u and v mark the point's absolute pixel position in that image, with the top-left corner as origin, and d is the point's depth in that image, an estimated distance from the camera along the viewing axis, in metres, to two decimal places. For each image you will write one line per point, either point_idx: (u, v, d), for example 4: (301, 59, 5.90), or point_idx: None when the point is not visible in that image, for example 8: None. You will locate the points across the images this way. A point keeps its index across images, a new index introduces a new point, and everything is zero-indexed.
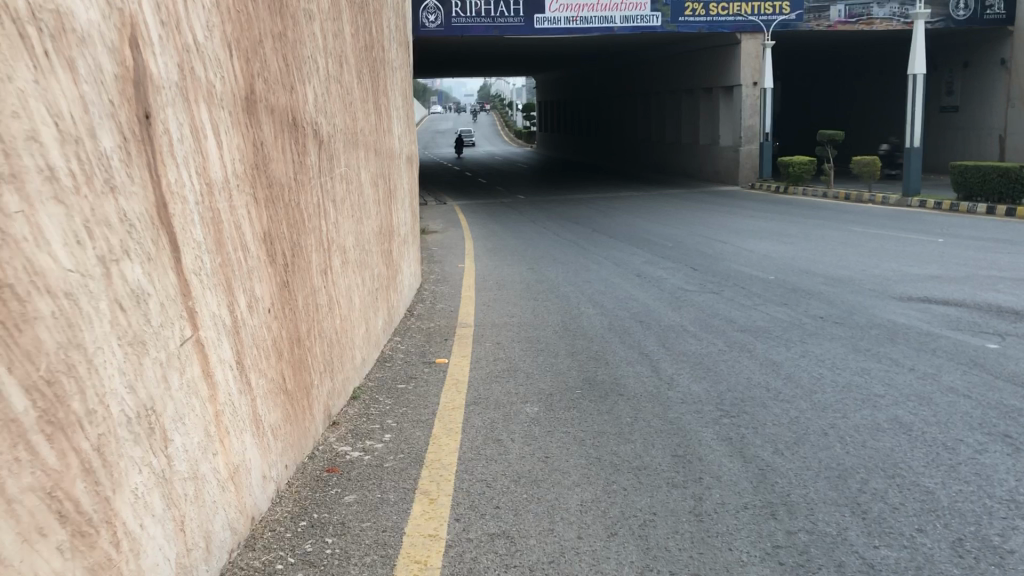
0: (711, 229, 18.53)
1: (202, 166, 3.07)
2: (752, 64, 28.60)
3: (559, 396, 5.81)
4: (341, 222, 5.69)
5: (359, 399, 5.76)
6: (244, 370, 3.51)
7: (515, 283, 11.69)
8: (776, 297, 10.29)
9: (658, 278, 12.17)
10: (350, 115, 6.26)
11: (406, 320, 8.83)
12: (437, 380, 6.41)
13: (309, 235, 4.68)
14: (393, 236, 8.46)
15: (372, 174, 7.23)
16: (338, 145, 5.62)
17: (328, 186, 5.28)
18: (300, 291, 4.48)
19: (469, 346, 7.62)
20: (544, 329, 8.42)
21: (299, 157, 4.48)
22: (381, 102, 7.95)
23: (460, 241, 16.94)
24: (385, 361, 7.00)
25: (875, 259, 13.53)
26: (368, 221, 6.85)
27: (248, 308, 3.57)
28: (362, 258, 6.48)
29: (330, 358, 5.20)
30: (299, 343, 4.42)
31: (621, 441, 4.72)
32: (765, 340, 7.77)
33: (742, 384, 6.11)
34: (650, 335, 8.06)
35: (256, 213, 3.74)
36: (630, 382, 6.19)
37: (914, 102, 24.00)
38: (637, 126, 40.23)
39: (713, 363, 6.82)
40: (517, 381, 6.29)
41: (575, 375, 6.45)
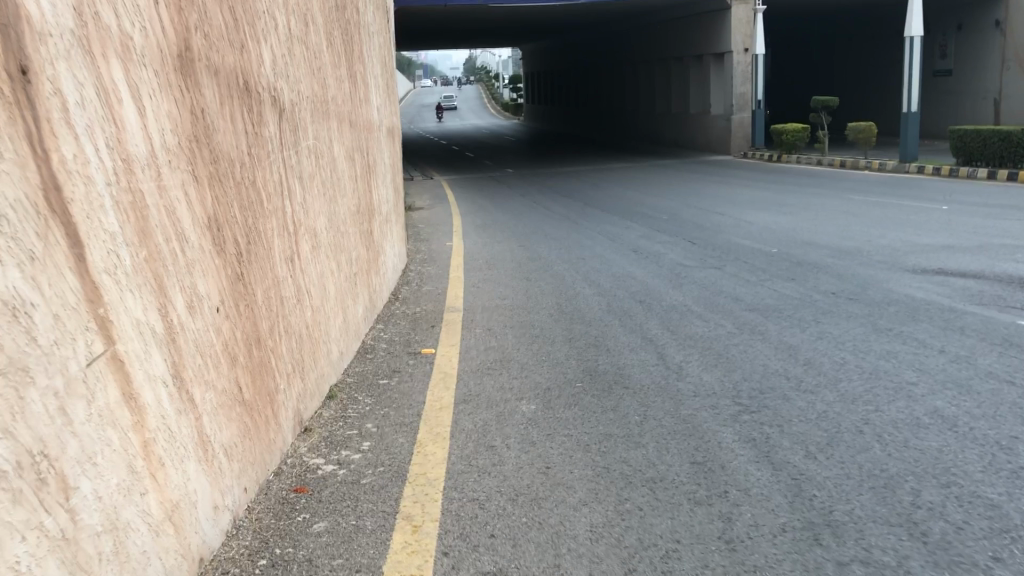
0: (707, 200, 17.94)
1: (116, 138, 2.46)
2: (743, 30, 28.13)
3: (557, 391, 5.24)
4: (311, 204, 5.08)
5: (336, 400, 5.18)
6: (186, 387, 2.93)
7: (505, 262, 11.09)
8: (782, 272, 9.72)
9: (656, 253, 11.58)
10: (319, 82, 5.62)
11: (390, 306, 8.23)
12: (423, 374, 5.84)
13: (268, 217, 4.06)
14: (374, 214, 7.83)
15: (348, 149, 6.59)
16: (304, 115, 4.99)
17: (293, 162, 4.66)
18: (260, 283, 3.89)
19: (457, 333, 7.05)
20: (538, 312, 7.84)
21: (255, 129, 3.87)
22: (356, 69, 7.29)
23: (447, 217, 16.29)
24: (366, 352, 6.42)
25: (879, 228, 12.99)
26: (343, 200, 6.22)
27: (188, 310, 2.98)
28: (337, 242, 5.87)
29: (300, 356, 4.62)
30: (260, 345, 3.84)
31: (631, 446, 4.16)
32: (776, 320, 7.22)
33: (758, 371, 5.55)
34: (652, 317, 7.49)
35: (197, 195, 3.14)
36: (635, 372, 5.63)
37: (911, 66, 23.37)
38: (626, 96, 39.47)
39: (724, 348, 6.25)
40: (511, 374, 5.71)
41: (574, 365, 5.88)
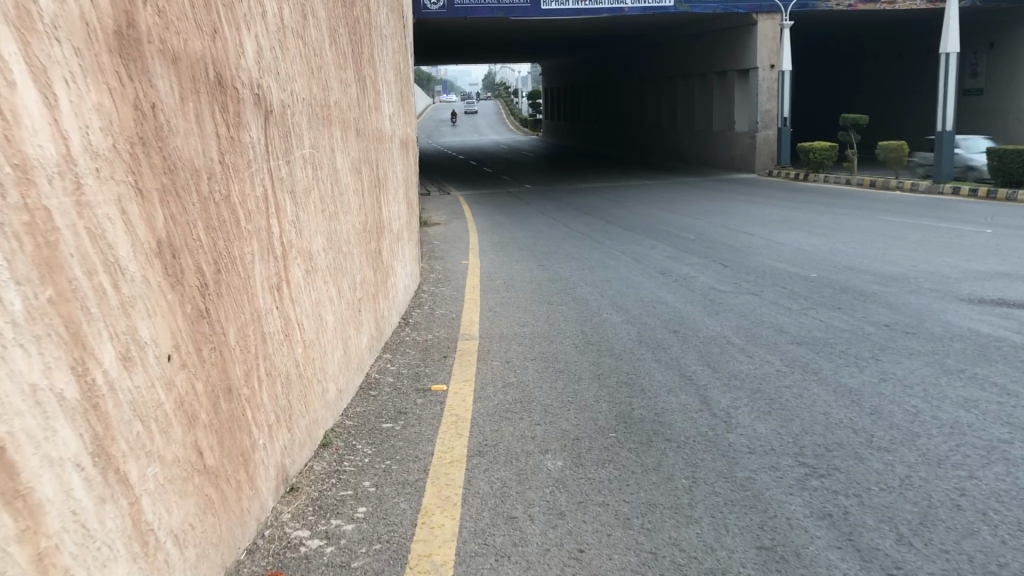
0: (735, 220, 17.19)
1: (2, 135, 1.78)
2: (769, 46, 27.41)
3: (587, 442, 4.52)
4: (306, 224, 4.39)
5: (330, 448, 4.49)
6: (118, 465, 2.23)
7: (524, 284, 10.38)
8: (825, 300, 8.95)
9: (686, 276, 10.84)
10: (321, 84, 4.94)
11: (399, 332, 7.53)
12: (432, 416, 5.12)
13: (246, 240, 3.37)
14: (383, 231, 7.14)
15: (354, 160, 5.92)
16: (299, 120, 4.31)
17: (283, 173, 3.97)
18: (235, 319, 3.21)
19: (471, 366, 6.34)
20: (561, 343, 7.12)
21: (230, 132, 3.20)
22: (366, 74, 6.63)
23: (464, 234, 15.63)
24: (370, 388, 5.71)
25: (923, 252, 12.18)
26: (347, 217, 5.54)
27: (123, 363, 2.29)
28: (338, 265, 5.18)
29: (286, 403, 3.93)
30: (231, 396, 3.15)
31: (681, 523, 3.46)
32: (828, 358, 6.46)
33: (820, 423, 4.81)
34: (690, 350, 6.76)
35: (144, 215, 2.46)
36: (676, 420, 4.90)
37: (946, 84, 22.58)
38: (647, 112, 38.81)
39: (776, 391, 5.50)
40: (534, 417, 5.00)
41: (605, 409, 5.15)
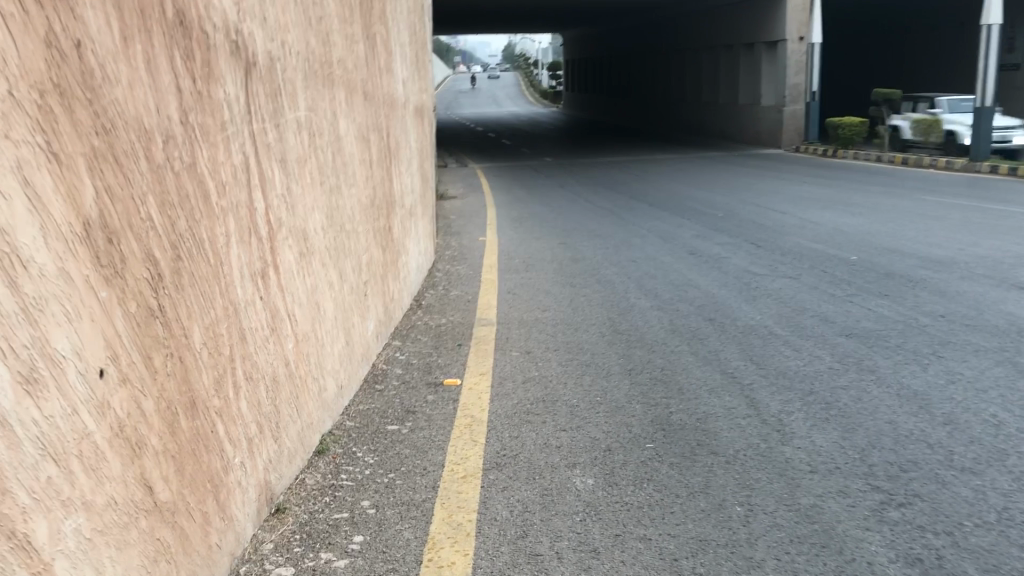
0: (765, 197, 16.47)
1: None
2: (799, 17, 26.63)
3: (621, 455, 3.93)
4: (300, 199, 3.78)
5: (327, 457, 3.92)
6: (16, 525, 1.67)
7: (545, 263, 9.76)
8: (870, 286, 8.28)
9: (717, 256, 10.18)
10: (321, 38, 4.31)
11: (411, 316, 6.94)
12: (444, 418, 4.53)
13: (219, 219, 2.77)
14: (394, 205, 6.54)
15: (361, 126, 5.30)
16: (293, 77, 3.70)
17: (270, 138, 3.36)
18: (201, 317, 2.61)
19: (488, 357, 5.74)
20: (586, 331, 6.50)
21: (196, 86, 2.59)
22: (376, 33, 6.01)
23: (481, 209, 15.03)
24: (376, 381, 5.13)
25: (969, 234, 11.43)
26: (351, 191, 4.93)
27: (26, 389, 1.71)
28: (340, 245, 4.58)
29: (272, 410, 3.34)
30: (195, 412, 2.56)
31: (741, 568, 2.88)
32: (884, 353, 5.83)
33: (888, 435, 4.19)
34: (729, 342, 6.14)
35: (65, 188, 1.87)
36: (722, 429, 4.28)
37: (986, 57, 21.64)
38: (670, 85, 37.89)
39: (831, 394, 4.87)
40: (559, 422, 4.40)
41: (640, 413, 4.55)
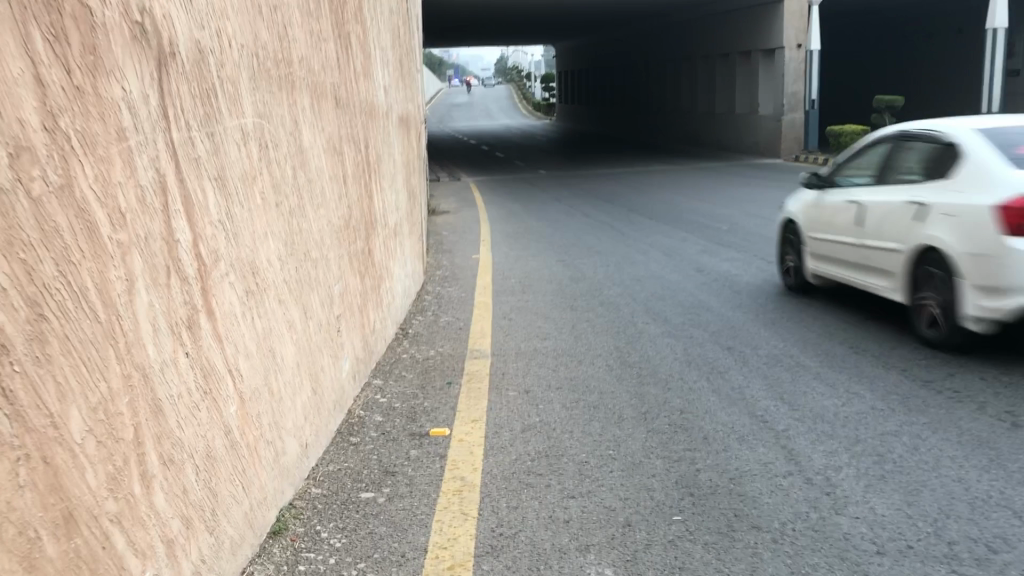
0: (769, 208, 15.81)
1: None
2: (796, 25, 26.14)
3: (642, 533, 3.24)
4: (246, 227, 3.08)
5: (284, 540, 3.21)
6: None
7: (542, 284, 9.04)
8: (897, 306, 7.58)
9: (727, 274, 9.49)
10: (276, 31, 3.63)
11: (396, 348, 6.22)
12: (429, 481, 3.82)
13: (115, 257, 2.06)
14: (374, 225, 5.83)
15: (331, 137, 4.60)
16: (235, 75, 3.01)
17: (201, 151, 2.67)
18: (83, 394, 1.90)
19: (481, 399, 5.03)
20: (590, 364, 5.80)
21: (74, 80, 1.91)
22: (352, 34, 5.33)
23: (473, 224, 14.34)
24: (351, 433, 4.41)
25: None
26: (319, 212, 4.23)
27: None
28: (304, 276, 3.87)
29: (206, 495, 2.63)
30: (74, 529, 1.85)
31: None
32: (928, 387, 5.14)
33: (962, 499, 3.48)
34: (753, 376, 5.43)
35: None
36: (762, 494, 3.57)
37: (991, 63, 21.05)
38: (665, 96, 37.36)
39: (883, 443, 4.16)
40: (565, 485, 3.70)
41: (661, 471, 3.85)
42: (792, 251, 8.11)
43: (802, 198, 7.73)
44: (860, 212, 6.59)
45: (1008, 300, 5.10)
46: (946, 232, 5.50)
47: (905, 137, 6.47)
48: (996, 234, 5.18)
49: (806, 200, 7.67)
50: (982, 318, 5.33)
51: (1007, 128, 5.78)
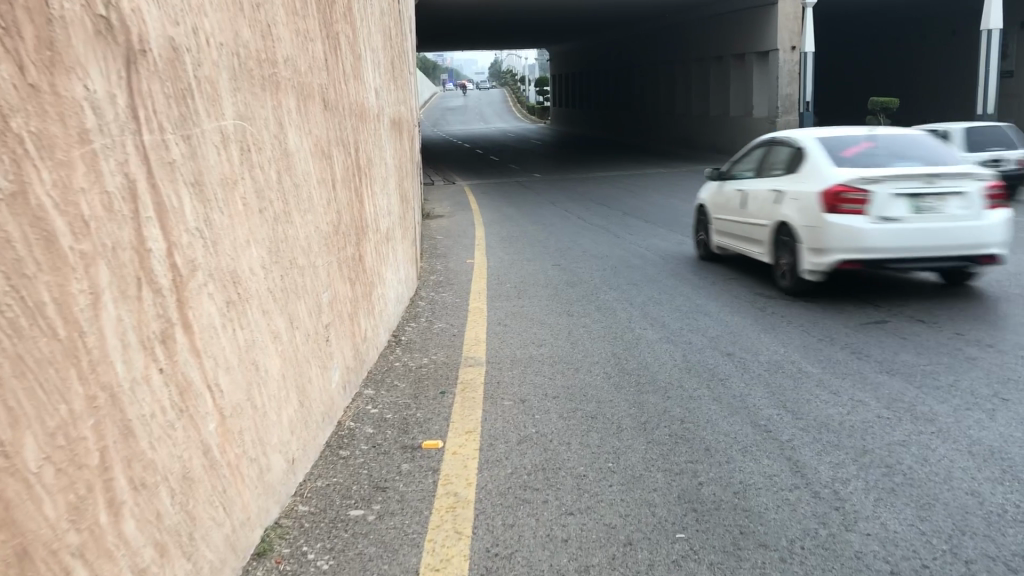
0: None
1: None
2: (790, 27, 26.06)
3: (645, 552, 3.10)
4: (226, 234, 2.93)
5: (269, 561, 3.06)
6: None
7: (538, 288, 8.91)
8: (899, 310, 7.45)
9: (725, 277, 9.35)
10: (259, 30, 3.49)
11: (388, 356, 6.07)
12: (421, 496, 3.67)
13: (75, 269, 1.91)
14: (365, 230, 5.69)
15: (319, 139, 4.46)
16: (213, 74, 2.86)
17: (176, 155, 2.52)
18: (39, 418, 1.75)
19: (475, 409, 4.88)
20: (588, 372, 5.65)
21: (28, 77, 1.77)
22: (341, 34, 5.19)
23: (468, 228, 14.20)
24: (341, 446, 4.26)
25: None
26: (306, 218, 4.08)
27: None
28: (290, 285, 3.72)
29: (184, 519, 2.48)
30: (27, 566, 1.71)
31: None
32: (934, 394, 5.01)
33: (977, 513, 3.34)
34: (755, 384, 5.29)
35: None
36: (769, 509, 3.43)
37: (986, 63, 20.95)
38: (660, 99, 37.26)
39: (891, 454, 4.02)
40: (563, 501, 3.56)
41: (663, 485, 3.70)
42: (704, 229, 10.18)
43: (710, 186, 9.76)
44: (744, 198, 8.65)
45: (828, 257, 7.05)
46: (795, 211, 7.49)
47: (777, 144, 8.51)
48: (822, 212, 7.14)
49: (712, 188, 9.75)
50: (817, 271, 7.27)
51: (844, 136, 7.83)
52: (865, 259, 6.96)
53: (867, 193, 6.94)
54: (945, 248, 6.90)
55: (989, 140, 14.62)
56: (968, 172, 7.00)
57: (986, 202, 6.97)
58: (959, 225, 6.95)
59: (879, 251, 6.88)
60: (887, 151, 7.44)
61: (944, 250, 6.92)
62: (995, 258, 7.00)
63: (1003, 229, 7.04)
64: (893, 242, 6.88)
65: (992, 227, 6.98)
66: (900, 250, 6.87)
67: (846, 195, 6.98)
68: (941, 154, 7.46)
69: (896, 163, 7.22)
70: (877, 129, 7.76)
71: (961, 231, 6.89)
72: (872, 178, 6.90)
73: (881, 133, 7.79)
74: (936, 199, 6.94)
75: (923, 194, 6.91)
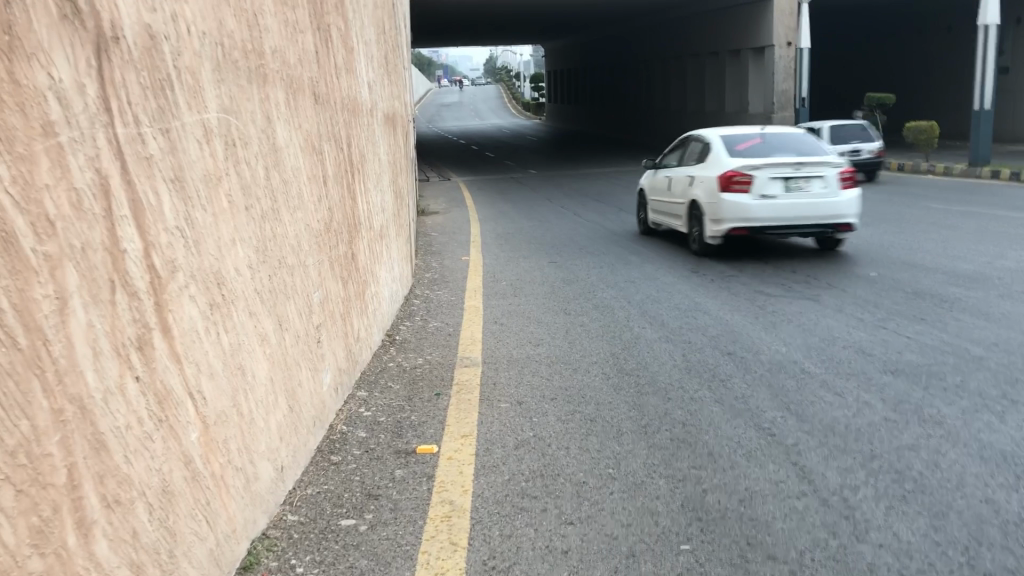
0: None
1: None
2: (787, 22, 25.93)
3: (648, 565, 2.97)
4: (210, 232, 2.79)
5: None
6: None
7: (534, 286, 8.77)
8: (901, 308, 7.33)
9: (724, 274, 9.22)
10: (245, 20, 3.34)
11: (381, 357, 5.92)
12: (416, 504, 3.54)
13: (37, 271, 1.77)
14: (358, 228, 5.54)
15: (309, 134, 4.31)
16: (194, 65, 2.72)
17: (154, 150, 2.38)
18: None
19: (471, 412, 4.74)
20: (586, 373, 5.52)
21: None
22: (332, 26, 5.05)
23: (463, 225, 14.03)
24: (333, 451, 4.12)
25: (991, 246, 10.51)
26: (296, 216, 3.93)
27: None
28: (278, 285, 3.58)
29: (163, 536, 2.34)
30: None
31: None
32: (942, 395, 4.88)
33: (992, 522, 3.21)
34: (758, 386, 5.16)
35: None
36: (777, 519, 3.29)
37: (984, 58, 20.83)
38: (655, 95, 37.11)
39: (901, 459, 3.89)
40: (563, 509, 3.43)
41: (666, 492, 3.57)
42: (644, 209, 12.12)
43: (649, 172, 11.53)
44: (671, 182, 10.59)
45: (722, 225, 9.09)
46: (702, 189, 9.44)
47: (697, 138, 10.45)
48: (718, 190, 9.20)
49: (650, 175, 11.57)
50: (718, 236, 9.27)
51: (745, 131, 9.82)
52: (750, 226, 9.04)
53: (751, 177, 9.00)
54: (806, 217, 9.07)
55: (850, 134, 19.45)
56: (828, 159, 9.09)
57: (842, 182, 9.07)
58: (820, 199, 9.04)
59: (758, 220, 8.97)
60: (772, 144, 9.53)
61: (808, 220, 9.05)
62: (851, 226, 9.06)
63: (857, 203, 9.09)
64: (769, 214, 8.99)
65: (848, 201, 8.97)
66: (774, 220, 8.97)
67: (736, 178, 9.05)
68: (813, 146, 9.54)
69: (776, 153, 9.32)
70: (767, 126, 9.83)
71: (822, 206, 8.98)
72: (755, 165, 8.97)
73: (772, 130, 9.80)
74: (803, 181, 9.04)
75: (794, 176, 9.01)
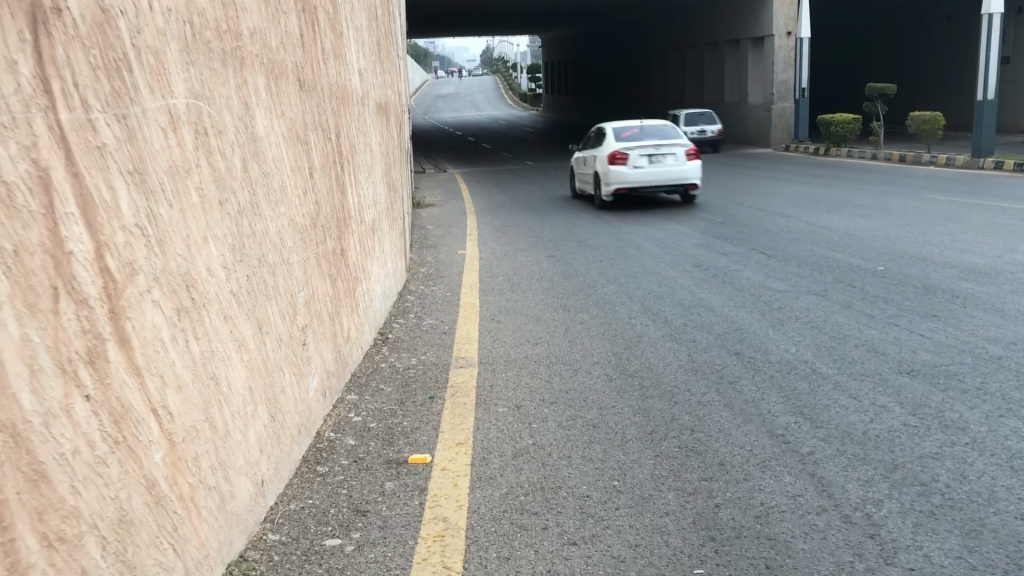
0: (763, 199, 15.29)
1: None
2: (787, 12, 25.63)
3: None
4: (177, 229, 2.53)
5: None
6: None
7: (533, 282, 8.50)
8: (911, 304, 7.08)
9: (726, 269, 8.96)
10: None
11: (373, 356, 5.66)
12: (406, 522, 3.28)
13: None
14: (347, 222, 5.29)
15: (293, 122, 4.04)
16: (158, 43, 2.46)
17: (109, 138, 2.12)
18: None
19: (466, 417, 4.49)
20: (588, 374, 5.26)
21: None
22: (319, 9, 4.78)
23: (459, 217, 13.77)
24: (319, 462, 3.85)
25: (999, 239, 10.24)
26: (277, 210, 3.66)
27: None
28: (257, 285, 3.31)
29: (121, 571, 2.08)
30: None
31: None
32: (963, 398, 4.62)
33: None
34: (769, 388, 4.90)
35: None
36: (797, 538, 3.04)
37: (988, 48, 20.53)
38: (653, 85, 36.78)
39: (926, 470, 3.64)
40: (566, 527, 3.18)
41: (676, 508, 3.32)
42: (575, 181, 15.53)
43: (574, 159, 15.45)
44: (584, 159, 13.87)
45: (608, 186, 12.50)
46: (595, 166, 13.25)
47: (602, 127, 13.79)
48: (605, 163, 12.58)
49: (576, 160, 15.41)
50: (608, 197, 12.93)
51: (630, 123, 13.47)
52: (627, 187, 12.59)
53: (627, 154, 12.54)
54: (665, 180, 12.58)
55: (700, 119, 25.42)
56: (681, 141, 12.65)
57: (689, 156, 12.57)
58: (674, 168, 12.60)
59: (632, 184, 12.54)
60: (646, 131, 13.09)
61: (664, 184, 12.64)
62: (696, 186, 12.61)
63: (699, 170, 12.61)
64: (638, 180, 12.60)
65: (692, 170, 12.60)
66: (642, 184, 12.53)
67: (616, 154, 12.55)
68: (675, 134, 13.12)
69: (646, 138, 12.87)
70: (647, 122, 13.23)
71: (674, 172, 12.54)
72: (628, 145, 12.51)
73: (650, 123, 13.26)
74: (663, 157, 12.66)
75: (656, 152, 12.57)
